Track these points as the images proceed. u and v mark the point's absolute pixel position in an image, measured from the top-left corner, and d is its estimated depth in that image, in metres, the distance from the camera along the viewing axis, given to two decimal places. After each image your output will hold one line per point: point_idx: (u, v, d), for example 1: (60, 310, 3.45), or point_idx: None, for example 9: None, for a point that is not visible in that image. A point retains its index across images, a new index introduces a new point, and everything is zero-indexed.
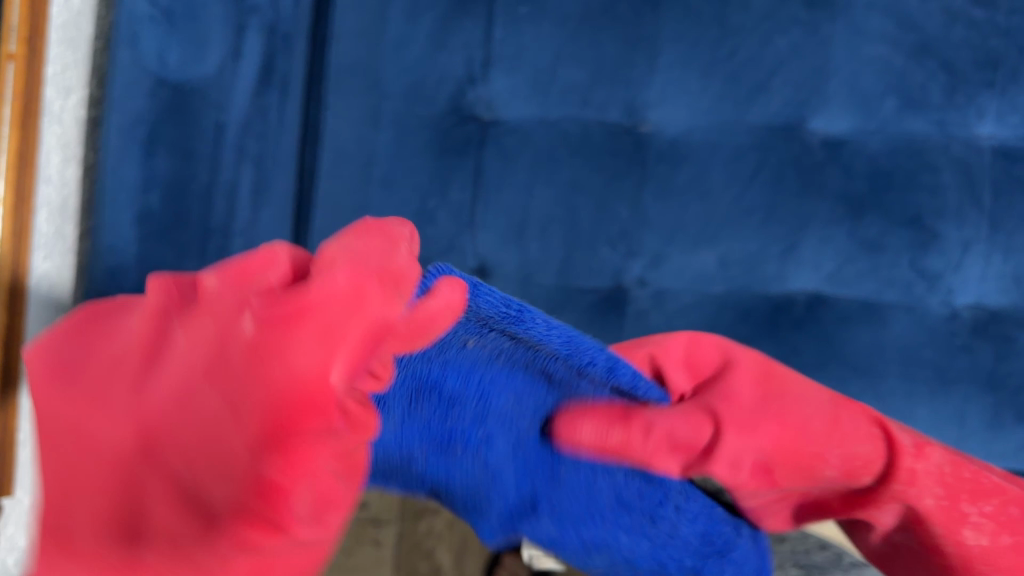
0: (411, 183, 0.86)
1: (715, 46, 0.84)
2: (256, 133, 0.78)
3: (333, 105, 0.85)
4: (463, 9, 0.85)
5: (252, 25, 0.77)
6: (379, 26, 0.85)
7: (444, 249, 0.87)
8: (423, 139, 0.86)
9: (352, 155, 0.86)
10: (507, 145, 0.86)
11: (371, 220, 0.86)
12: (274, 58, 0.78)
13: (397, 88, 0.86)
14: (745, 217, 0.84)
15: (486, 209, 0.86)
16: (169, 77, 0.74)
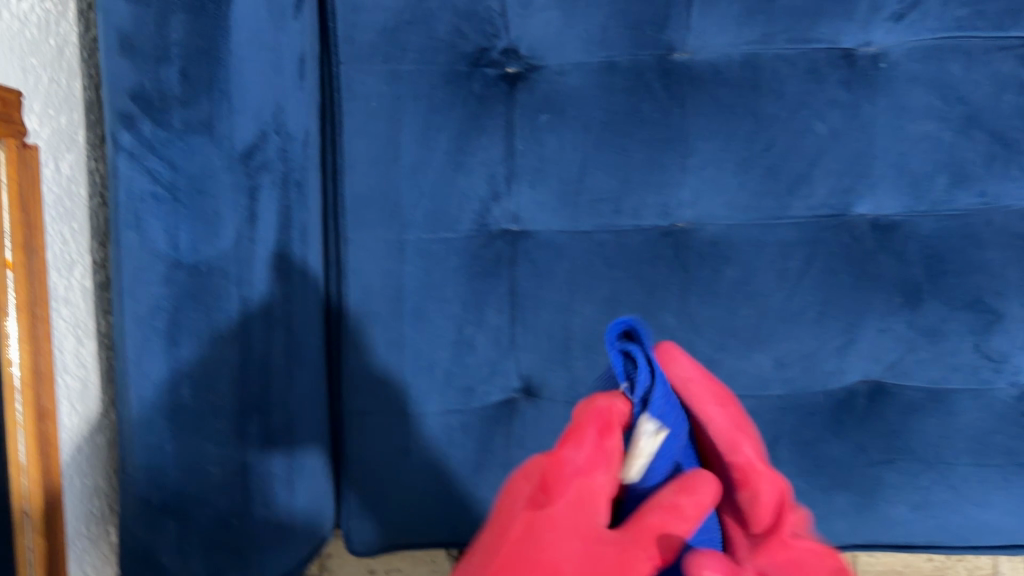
0: (445, 313, 0.81)
1: (749, 139, 0.79)
2: (282, 295, 0.73)
3: (354, 241, 0.81)
4: (477, 124, 0.81)
5: (262, 185, 0.71)
6: (393, 151, 0.80)
7: (486, 376, 0.83)
8: (451, 266, 0.81)
9: (380, 291, 0.81)
10: (540, 261, 0.82)
11: (407, 355, 0.82)
12: (291, 211, 0.73)
13: (419, 217, 0.81)
14: (783, 320, 0.80)
15: (524, 329, 0.82)
16: (183, 258, 0.69)
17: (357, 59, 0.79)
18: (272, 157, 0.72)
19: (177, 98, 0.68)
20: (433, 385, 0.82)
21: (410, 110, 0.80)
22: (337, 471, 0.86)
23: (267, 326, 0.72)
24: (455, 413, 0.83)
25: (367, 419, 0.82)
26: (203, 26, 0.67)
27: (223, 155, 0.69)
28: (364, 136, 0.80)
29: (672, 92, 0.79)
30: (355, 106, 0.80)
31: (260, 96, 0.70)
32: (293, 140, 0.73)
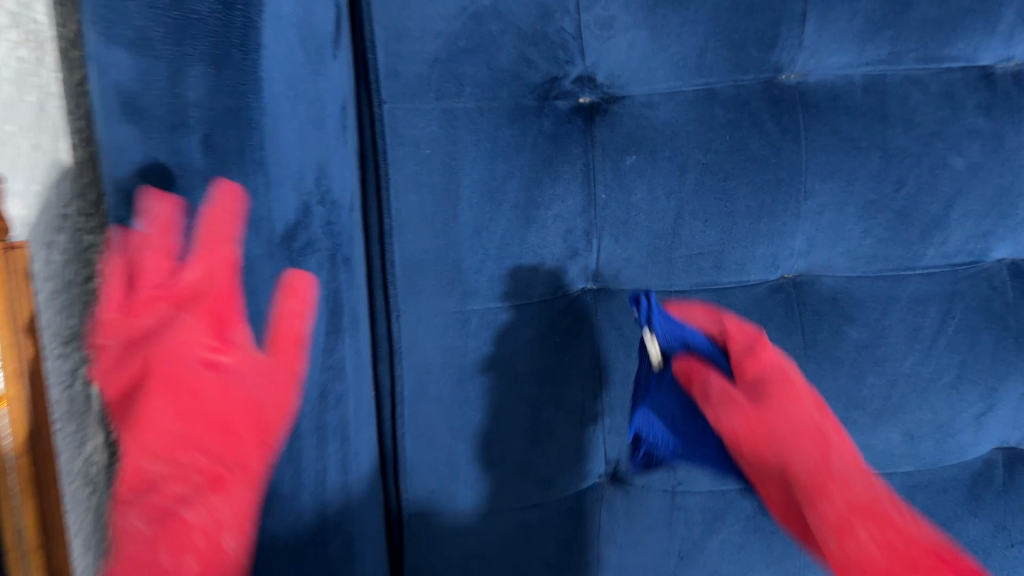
0: (520, 394, 0.69)
1: (876, 180, 0.67)
2: (335, 397, 0.60)
3: (406, 314, 0.68)
4: (551, 171, 0.67)
5: (308, 268, 0.58)
6: (451, 206, 0.67)
7: (569, 465, 0.70)
8: (524, 339, 0.69)
9: (441, 372, 0.68)
10: (626, 326, 0.70)
11: (474, 445, 0.69)
12: (339, 293, 0.61)
13: (485, 284, 0.68)
14: (925, 387, 0.69)
15: (612, 409, 0.70)
16: None
17: (405, 97, 0.65)
18: (317, 232, 0.59)
19: (202, 174, 0.53)
20: (507, 479, 0.69)
21: (471, 156, 0.66)
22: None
23: (318, 440, 0.59)
24: (533, 508, 0.70)
25: (430, 521, 0.69)
26: (229, 82, 0.53)
27: (260, 240, 0.56)
28: (416, 189, 0.66)
29: (785, 125, 0.67)
30: (403, 153, 0.66)
31: (301, 161, 0.57)
32: (339, 207, 0.61)
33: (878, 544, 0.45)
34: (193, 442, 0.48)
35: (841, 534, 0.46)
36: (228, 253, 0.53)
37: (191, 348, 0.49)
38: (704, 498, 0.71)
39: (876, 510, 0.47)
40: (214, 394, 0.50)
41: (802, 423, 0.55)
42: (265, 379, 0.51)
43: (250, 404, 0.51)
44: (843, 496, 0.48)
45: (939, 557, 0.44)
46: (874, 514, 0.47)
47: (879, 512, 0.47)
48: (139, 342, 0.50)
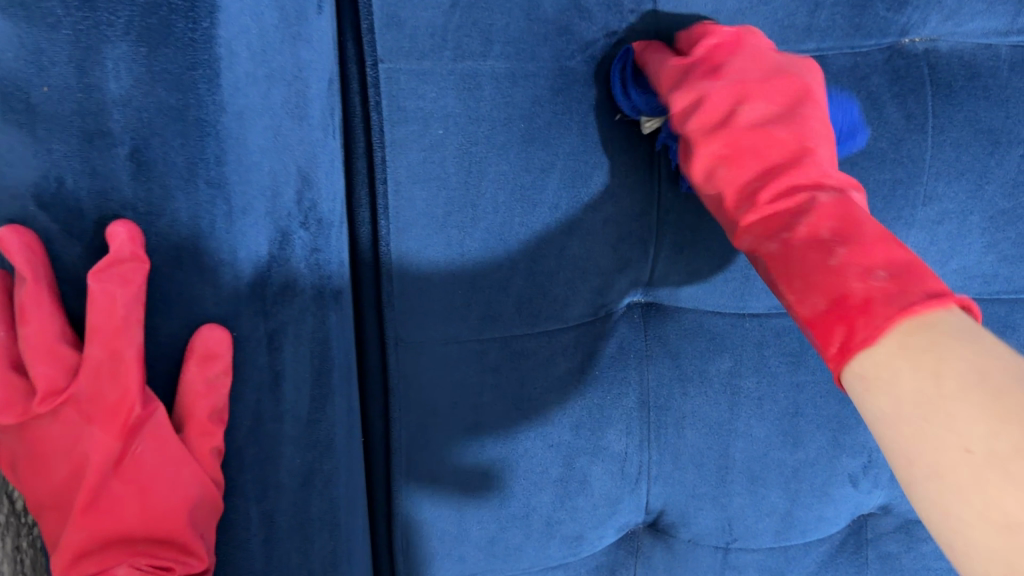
0: (548, 442, 0.55)
1: (1012, 186, 0.53)
2: (321, 480, 0.44)
3: (405, 344, 0.52)
4: (601, 159, 0.51)
5: (286, 321, 0.41)
6: (470, 205, 0.50)
7: (602, 519, 0.57)
8: (556, 373, 0.54)
9: (447, 417, 0.53)
10: (683, 357, 0.55)
11: (489, 501, 0.55)
12: (328, 344, 0.43)
13: (510, 306, 0.52)
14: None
15: (660, 457, 0.56)
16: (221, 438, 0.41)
17: (409, 56, 0.47)
18: (298, 268, 0.41)
19: (131, 205, 0.36)
20: (529, 539, 0.57)
21: (498, 140, 0.49)
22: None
23: (301, 542, 0.44)
24: (555, 568, 0.59)
25: None
26: (170, 66, 0.35)
27: (221, 293, 0.39)
28: (422, 184, 0.49)
29: (912, 111, 0.51)
30: (406, 134, 0.48)
31: (275, 172, 0.39)
32: (328, 227, 0.43)
33: (855, 290, 0.34)
34: (104, 558, 0.37)
35: (810, 282, 0.36)
36: (129, 350, 0.36)
37: (97, 456, 0.36)
38: (762, 555, 0.60)
39: (845, 290, 0.34)
40: (131, 511, 0.37)
41: (866, 236, 0.37)
42: (192, 486, 0.38)
43: (178, 509, 0.38)
44: (810, 261, 0.37)
45: (910, 316, 0.32)
46: (822, 268, 0.36)
47: (822, 257, 0.36)
48: (30, 439, 0.37)
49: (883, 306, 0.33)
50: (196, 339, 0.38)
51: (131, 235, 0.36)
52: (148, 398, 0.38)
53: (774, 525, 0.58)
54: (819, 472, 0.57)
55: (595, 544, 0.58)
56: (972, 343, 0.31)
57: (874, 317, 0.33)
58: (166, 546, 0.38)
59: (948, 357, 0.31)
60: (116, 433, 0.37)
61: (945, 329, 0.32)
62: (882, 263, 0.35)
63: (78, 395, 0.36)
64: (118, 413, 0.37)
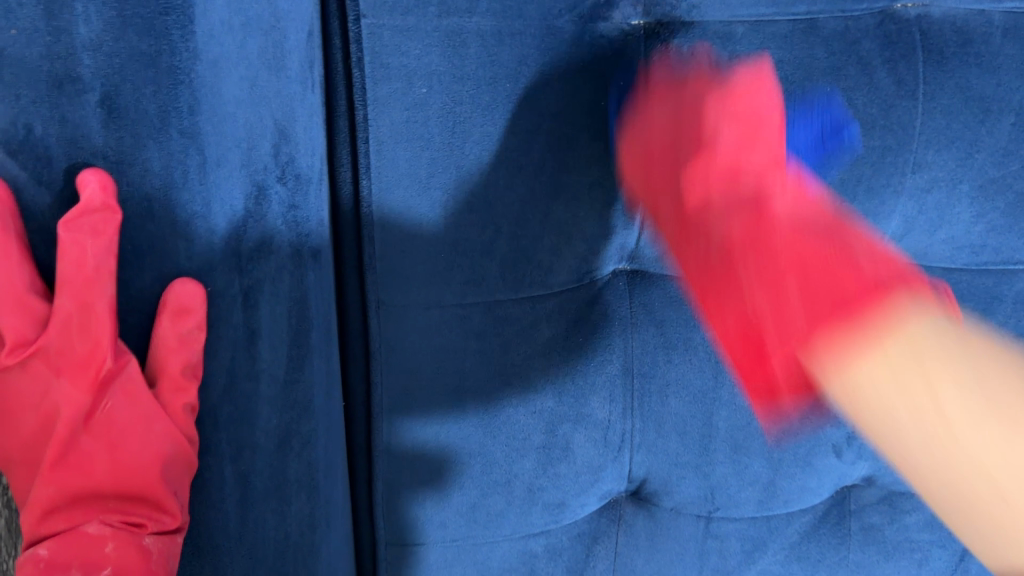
0: (531, 409, 0.54)
1: (1002, 155, 0.52)
2: (299, 442, 0.44)
3: (387, 307, 0.51)
4: (588, 123, 0.50)
5: (262, 278, 0.40)
6: (453, 166, 0.49)
7: (584, 486, 0.57)
8: (539, 340, 0.53)
9: (429, 382, 0.53)
10: (669, 324, 0.55)
11: (471, 468, 0.55)
12: (306, 303, 0.42)
13: (494, 271, 0.51)
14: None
15: (643, 425, 0.56)
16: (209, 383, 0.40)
17: (393, 12, 0.46)
18: (275, 224, 0.40)
19: (102, 154, 0.35)
20: (510, 506, 0.56)
21: (483, 100, 0.48)
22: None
23: (277, 504, 0.43)
24: (537, 539, 0.58)
25: (412, 551, 0.57)
26: (141, 11, 0.35)
27: (194, 247, 0.38)
28: (405, 144, 0.48)
29: (902, 77, 0.51)
30: (389, 92, 0.47)
31: (251, 124, 0.39)
32: (307, 183, 0.41)
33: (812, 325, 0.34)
34: (73, 512, 0.36)
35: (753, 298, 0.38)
36: (100, 302, 0.36)
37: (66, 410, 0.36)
38: (743, 525, 0.60)
39: (787, 281, 0.36)
40: (101, 467, 0.37)
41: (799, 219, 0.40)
42: (164, 442, 0.38)
43: (148, 465, 0.37)
44: (731, 296, 0.40)
45: (844, 302, 0.34)
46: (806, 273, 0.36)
47: (803, 258, 0.37)
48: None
49: (778, 330, 0.36)
50: (169, 293, 0.37)
51: (103, 184, 0.35)
52: (120, 351, 0.37)
53: (757, 496, 0.58)
54: (802, 443, 0.57)
55: (577, 512, 0.58)
56: (925, 361, 0.31)
57: (772, 342, 0.36)
58: (136, 503, 0.37)
59: (937, 375, 0.31)
60: (86, 387, 0.36)
61: (922, 342, 0.32)
62: (791, 267, 0.37)
63: (47, 347, 0.36)
64: (89, 366, 0.36)
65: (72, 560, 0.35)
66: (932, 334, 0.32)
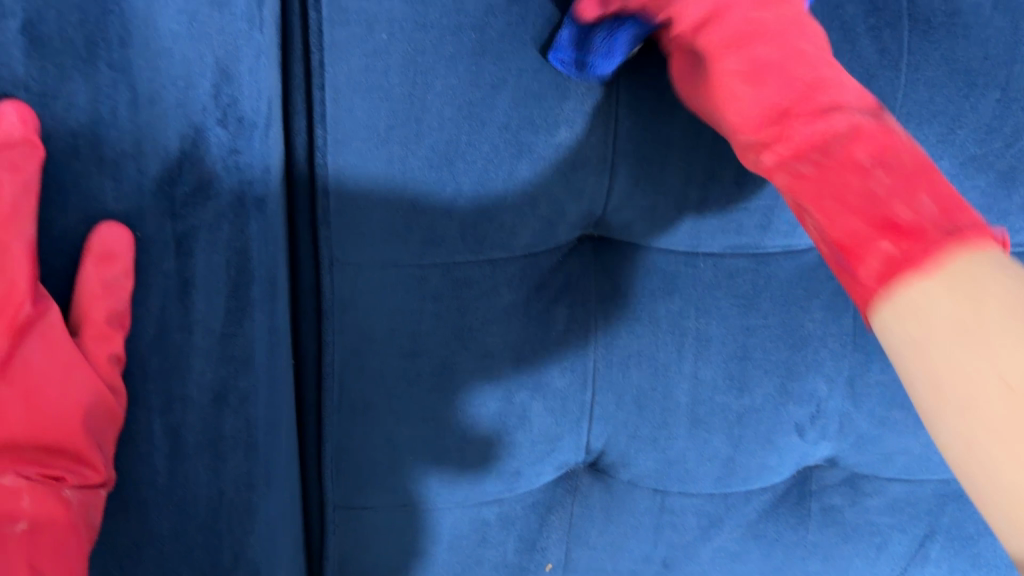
0: (487, 375, 0.53)
1: (985, 132, 0.51)
2: (237, 398, 0.41)
3: (341, 264, 0.50)
4: (559, 81, 0.47)
5: (199, 224, 0.38)
6: (413, 118, 0.46)
7: (540, 455, 0.56)
8: (497, 305, 0.52)
9: (384, 344, 0.51)
10: (632, 296, 0.53)
11: (425, 432, 0.54)
12: (248, 252, 0.40)
13: (453, 230, 0.49)
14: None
15: (603, 398, 0.55)
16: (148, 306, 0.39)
17: None
18: (213, 169, 0.38)
19: (24, 85, 0.33)
20: (464, 473, 0.55)
21: (447, 51, 0.46)
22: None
23: (211, 459, 0.42)
24: (490, 506, 0.57)
25: (358, 516, 0.56)
26: None
27: (122, 189, 0.36)
28: (363, 94, 0.46)
29: (886, 45, 0.48)
30: (347, 37, 0.45)
31: (189, 61, 0.36)
32: (251, 129, 0.38)
33: None
34: None
35: None
36: (17, 244, 0.34)
37: None
38: (700, 500, 0.59)
39: None
40: (17, 418, 0.35)
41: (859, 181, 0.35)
42: (86, 395, 0.36)
43: (68, 417, 0.36)
44: None
45: None
46: None
47: None
48: None
49: None
50: (93, 237, 0.35)
51: (22, 119, 0.33)
52: (40, 297, 0.36)
53: (716, 471, 0.57)
54: (763, 422, 0.56)
55: (530, 482, 0.57)
56: None
57: (932, 238, 0.32)
58: (55, 455, 0.36)
59: None
60: (3, 334, 0.34)
61: None
62: (930, 190, 0.34)
63: None
64: (5, 310, 0.34)
65: None
66: (994, 269, 0.30)
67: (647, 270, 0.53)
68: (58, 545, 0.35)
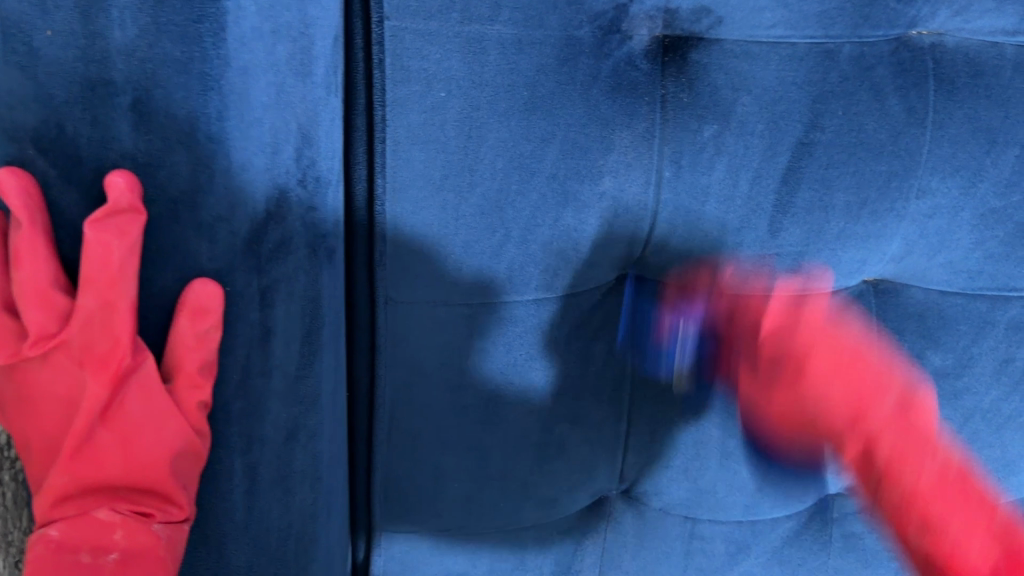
0: (529, 408, 0.56)
1: (1005, 186, 0.54)
2: (306, 435, 0.45)
3: (395, 303, 0.52)
4: (605, 134, 0.50)
5: (280, 277, 0.41)
6: (467, 169, 0.49)
7: (577, 482, 0.59)
8: (542, 342, 0.55)
9: (434, 377, 0.54)
10: (670, 333, 0.56)
11: (469, 461, 0.56)
12: (320, 302, 0.43)
13: (501, 271, 0.52)
14: (999, 426, 0.60)
15: (639, 426, 0.58)
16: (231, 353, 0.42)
17: (416, 16, 0.47)
18: (293, 226, 0.41)
19: (131, 156, 0.36)
20: (504, 500, 0.58)
21: (500, 107, 0.49)
22: None
23: (282, 494, 0.45)
24: (528, 530, 0.60)
25: (403, 539, 0.59)
26: (175, 19, 0.36)
27: (216, 248, 0.39)
28: (421, 146, 0.49)
29: (913, 104, 0.51)
30: (407, 94, 0.48)
31: (276, 128, 0.39)
32: (326, 186, 0.42)
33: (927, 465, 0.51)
34: (84, 501, 0.38)
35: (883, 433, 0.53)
36: (123, 301, 0.37)
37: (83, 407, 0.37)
38: (728, 527, 0.62)
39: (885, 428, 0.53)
40: (112, 460, 0.39)
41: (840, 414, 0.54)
42: (176, 438, 0.39)
43: (159, 460, 0.39)
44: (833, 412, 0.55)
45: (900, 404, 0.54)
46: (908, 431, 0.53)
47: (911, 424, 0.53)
48: (22, 384, 0.38)
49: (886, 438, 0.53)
50: (189, 293, 0.38)
51: (129, 186, 0.36)
52: (139, 347, 0.38)
53: (743, 501, 0.60)
54: (790, 453, 0.59)
55: (566, 507, 0.60)
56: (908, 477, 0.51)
57: None
58: (145, 494, 0.39)
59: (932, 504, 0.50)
60: (106, 384, 0.37)
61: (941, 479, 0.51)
62: None
63: (70, 340, 0.37)
64: (108, 363, 0.37)
65: (82, 544, 0.38)
66: None
67: (681, 309, 0.56)
68: None
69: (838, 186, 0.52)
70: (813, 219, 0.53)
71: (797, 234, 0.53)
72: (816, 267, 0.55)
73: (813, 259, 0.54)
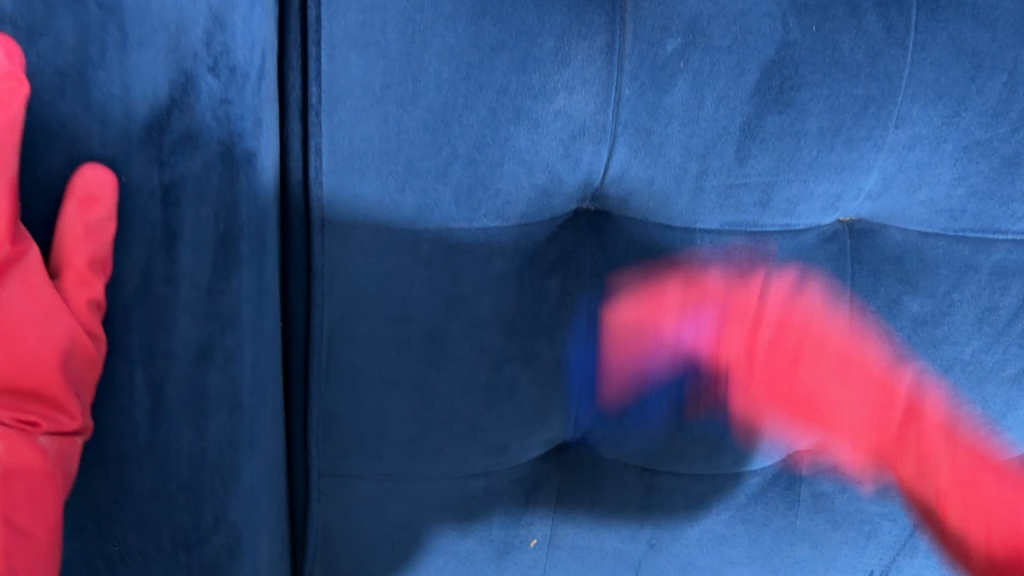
0: (478, 346, 0.52)
1: (991, 115, 0.50)
2: (222, 357, 0.41)
3: (331, 226, 0.48)
4: (562, 45, 0.45)
5: (187, 174, 0.38)
6: (410, 78, 0.45)
7: (529, 429, 0.55)
8: (491, 274, 0.50)
9: (374, 308, 0.50)
10: (629, 269, 0.52)
11: (413, 401, 0.53)
12: (236, 208, 0.39)
13: (446, 194, 0.48)
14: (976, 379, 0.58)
15: (598, 373, 0.55)
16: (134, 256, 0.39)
17: None
18: (202, 118, 0.38)
19: (10, 21, 0.34)
20: (451, 444, 0.55)
21: (446, 9, 0.44)
22: (294, 550, 0.59)
23: (196, 419, 0.41)
24: (478, 479, 0.57)
25: (345, 485, 0.56)
26: None
27: (109, 133, 0.36)
28: (359, 50, 0.45)
29: (893, 23, 0.48)
30: None
31: (179, 5, 0.36)
32: (243, 79, 0.38)
33: None
34: None
35: None
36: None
37: None
38: (690, 482, 0.59)
39: None
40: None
41: None
42: (63, 336, 0.37)
43: (46, 360, 0.37)
44: None
45: None
46: None
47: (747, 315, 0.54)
48: None
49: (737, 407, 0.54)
50: (77, 180, 0.36)
51: (8, 53, 0.34)
52: (21, 238, 0.37)
53: (706, 452, 0.57)
54: (756, 401, 0.55)
55: (518, 455, 0.56)
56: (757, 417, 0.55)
57: None
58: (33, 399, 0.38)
59: None
60: None
61: None
62: None
63: None
64: None
65: None
66: None
67: (643, 245, 0.52)
68: (25, 486, 0.36)
69: (810, 112, 0.48)
70: (781, 149, 0.49)
71: (764, 163, 0.50)
72: (784, 203, 0.51)
73: (781, 193, 0.51)
